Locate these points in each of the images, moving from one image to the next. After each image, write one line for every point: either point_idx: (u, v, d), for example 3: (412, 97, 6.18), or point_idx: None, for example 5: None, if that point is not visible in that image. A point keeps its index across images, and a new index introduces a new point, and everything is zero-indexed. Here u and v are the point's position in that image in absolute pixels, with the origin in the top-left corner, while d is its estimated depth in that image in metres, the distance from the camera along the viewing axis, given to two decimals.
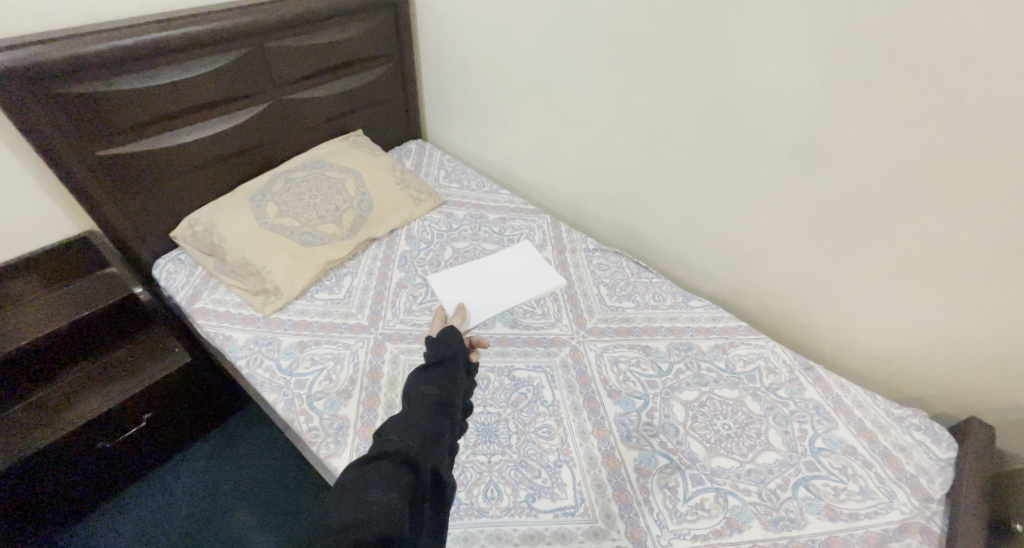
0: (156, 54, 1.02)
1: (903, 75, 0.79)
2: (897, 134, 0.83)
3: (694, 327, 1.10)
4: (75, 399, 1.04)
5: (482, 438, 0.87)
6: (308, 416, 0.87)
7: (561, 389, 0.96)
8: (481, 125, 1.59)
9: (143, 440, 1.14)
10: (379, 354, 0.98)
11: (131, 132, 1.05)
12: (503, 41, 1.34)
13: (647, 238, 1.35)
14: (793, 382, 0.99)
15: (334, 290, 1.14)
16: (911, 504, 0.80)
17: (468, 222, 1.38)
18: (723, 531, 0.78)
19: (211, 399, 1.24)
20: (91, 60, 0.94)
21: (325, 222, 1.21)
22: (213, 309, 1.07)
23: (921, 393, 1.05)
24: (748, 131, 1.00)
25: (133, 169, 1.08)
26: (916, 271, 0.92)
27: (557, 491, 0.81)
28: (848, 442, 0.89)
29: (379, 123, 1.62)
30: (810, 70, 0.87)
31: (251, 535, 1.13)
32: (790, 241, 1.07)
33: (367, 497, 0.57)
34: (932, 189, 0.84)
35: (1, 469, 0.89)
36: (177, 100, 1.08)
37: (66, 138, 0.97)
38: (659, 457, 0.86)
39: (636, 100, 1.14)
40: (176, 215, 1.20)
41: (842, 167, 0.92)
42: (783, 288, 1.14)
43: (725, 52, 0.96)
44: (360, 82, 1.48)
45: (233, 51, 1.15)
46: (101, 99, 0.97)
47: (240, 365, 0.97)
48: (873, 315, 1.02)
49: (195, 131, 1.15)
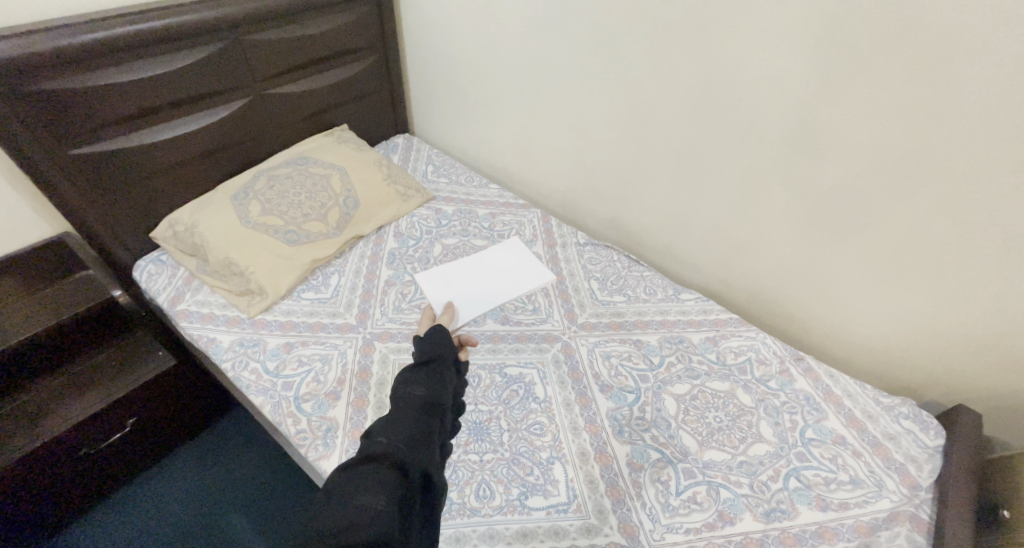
0: (126, 50, 1.00)
1: (889, 65, 0.80)
2: (884, 122, 0.85)
3: (684, 319, 1.11)
4: (67, 400, 1.08)
5: (473, 437, 0.85)
6: (295, 418, 0.88)
7: (552, 386, 0.95)
8: (470, 118, 1.57)
9: (136, 438, 1.18)
10: (367, 354, 0.99)
11: (103, 130, 1.03)
12: (491, 31, 1.32)
13: (639, 232, 1.37)
14: (783, 373, 0.99)
15: (322, 290, 1.14)
16: (899, 492, 0.80)
17: (458, 218, 1.38)
18: (715, 524, 0.77)
19: (198, 398, 1.28)
20: (55, 56, 0.91)
21: (311, 220, 1.20)
22: (197, 310, 1.08)
23: (905, 379, 1.08)
24: (737, 122, 1.02)
25: (108, 169, 1.06)
26: (903, 260, 0.94)
27: (549, 488, 0.79)
28: (838, 432, 0.89)
29: (365, 117, 1.60)
30: (800, 57, 0.88)
31: (245, 536, 1.17)
32: (779, 230, 1.09)
33: (346, 505, 0.49)
34: (921, 172, 0.85)
35: (8, 464, 0.94)
36: (147, 96, 1.06)
37: (35, 137, 0.95)
38: (651, 451, 0.85)
39: (628, 90, 1.14)
40: (153, 216, 1.19)
41: (830, 154, 0.93)
42: (771, 274, 1.16)
43: (715, 41, 0.96)
44: (343, 74, 1.45)
45: (209, 45, 1.12)
46: (72, 97, 0.96)
47: (225, 368, 0.97)
48: (862, 303, 1.04)
49: (169, 128, 1.13)
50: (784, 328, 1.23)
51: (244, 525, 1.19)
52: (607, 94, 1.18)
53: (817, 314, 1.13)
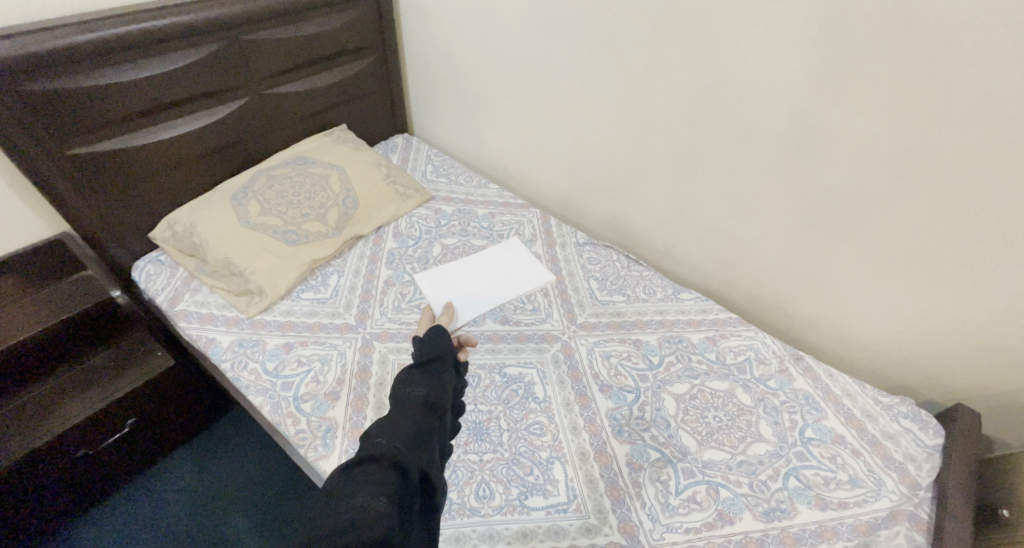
0: (125, 49, 1.00)
1: (888, 65, 0.80)
2: (883, 121, 0.85)
3: (683, 319, 1.11)
4: (66, 399, 1.08)
5: (473, 437, 0.85)
6: (295, 419, 0.88)
7: (552, 385, 0.95)
8: (469, 118, 1.57)
9: (135, 438, 1.17)
10: (367, 354, 0.99)
11: (102, 130, 1.03)
12: (490, 31, 1.32)
13: (638, 232, 1.37)
14: (783, 372, 0.99)
15: (321, 290, 1.14)
16: (899, 492, 0.80)
17: (457, 217, 1.38)
18: (715, 523, 0.77)
19: (198, 398, 1.28)
20: (53, 56, 0.91)
21: (310, 220, 1.20)
22: (196, 311, 1.08)
23: (904, 379, 1.08)
24: (737, 122, 1.02)
25: (107, 169, 1.06)
26: (902, 259, 0.94)
27: (549, 488, 0.79)
28: (837, 432, 0.89)
29: (364, 117, 1.60)
30: (800, 56, 0.88)
31: (245, 536, 1.17)
32: (778, 229, 1.09)
33: (345, 505, 0.49)
34: (921, 171, 0.85)
35: (9, 464, 0.94)
36: (146, 96, 1.05)
37: (34, 137, 0.95)
38: (651, 451, 0.85)
39: (627, 90, 1.14)
40: (153, 216, 1.19)
41: (829, 153, 0.93)
42: (771, 274, 1.16)
43: (714, 42, 0.96)
44: (342, 74, 1.45)
45: (208, 45, 1.12)
46: (70, 97, 0.96)
47: (224, 369, 0.97)
48: (861, 303, 1.05)
49: (169, 128, 1.13)
50: (783, 328, 1.23)
51: (244, 525, 1.19)
52: (606, 93, 1.18)
53: (816, 313, 1.13)
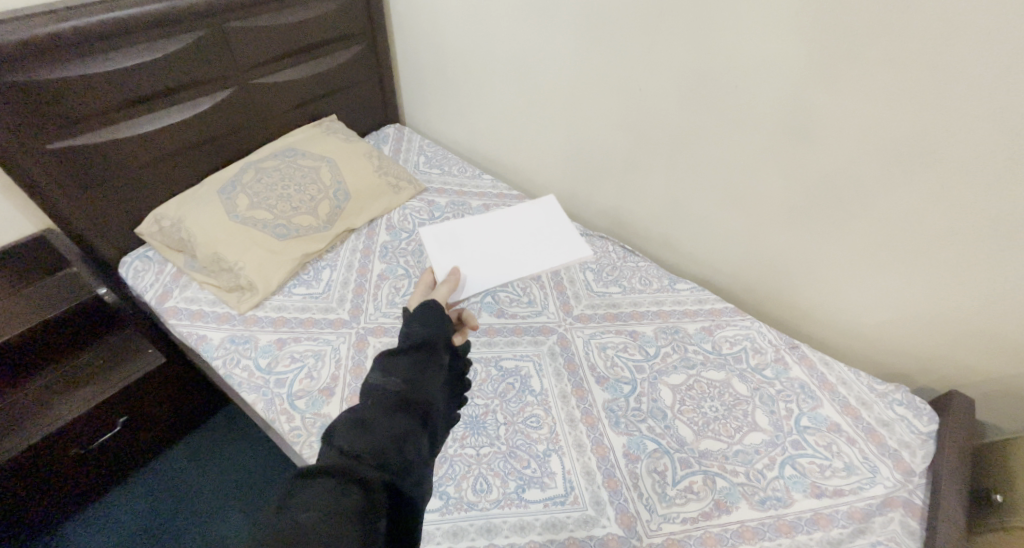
0: (101, 39, 0.96)
1: (888, 50, 0.78)
2: (882, 108, 0.83)
3: (680, 309, 1.10)
4: (57, 397, 1.07)
5: (470, 430, 0.85)
6: (289, 416, 0.87)
7: (549, 378, 0.95)
8: (461, 108, 1.54)
9: (128, 435, 1.16)
10: (361, 350, 0.98)
11: (82, 123, 1.00)
12: (481, 17, 1.29)
13: (635, 222, 1.35)
14: (779, 361, 0.99)
15: (313, 285, 1.12)
16: (894, 478, 0.80)
17: (451, 209, 1.36)
18: (712, 513, 0.77)
19: (189, 396, 1.26)
20: (25, 47, 0.87)
21: (300, 213, 1.18)
22: (186, 308, 1.06)
23: (899, 367, 1.08)
24: (733, 109, 1.00)
25: (89, 163, 1.03)
26: (900, 247, 0.94)
27: (546, 480, 0.79)
28: (833, 419, 0.89)
29: (354, 107, 1.57)
30: (799, 40, 0.86)
31: (243, 533, 1.17)
32: (777, 218, 1.07)
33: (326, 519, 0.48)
34: (920, 159, 0.84)
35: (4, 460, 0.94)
36: (126, 88, 1.02)
37: (12, 131, 0.91)
38: (648, 442, 0.85)
39: (622, 78, 1.12)
40: (138, 212, 1.16)
41: (828, 141, 0.92)
42: (768, 262, 1.16)
43: (710, 27, 0.94)
44: (329, 64, 1.42)
45: (188, 35, 1.08)
46: (47, 89, 0.92)
47: (217, 365, 0.96)
48: (856, 291, 1.04)
49: (153, 120, 1.10)
50: (780, 317, 1.23)
51: (241, 521, 1.19)
52: (601, 81, 1.15)
53: (813, 302, 1.13)
